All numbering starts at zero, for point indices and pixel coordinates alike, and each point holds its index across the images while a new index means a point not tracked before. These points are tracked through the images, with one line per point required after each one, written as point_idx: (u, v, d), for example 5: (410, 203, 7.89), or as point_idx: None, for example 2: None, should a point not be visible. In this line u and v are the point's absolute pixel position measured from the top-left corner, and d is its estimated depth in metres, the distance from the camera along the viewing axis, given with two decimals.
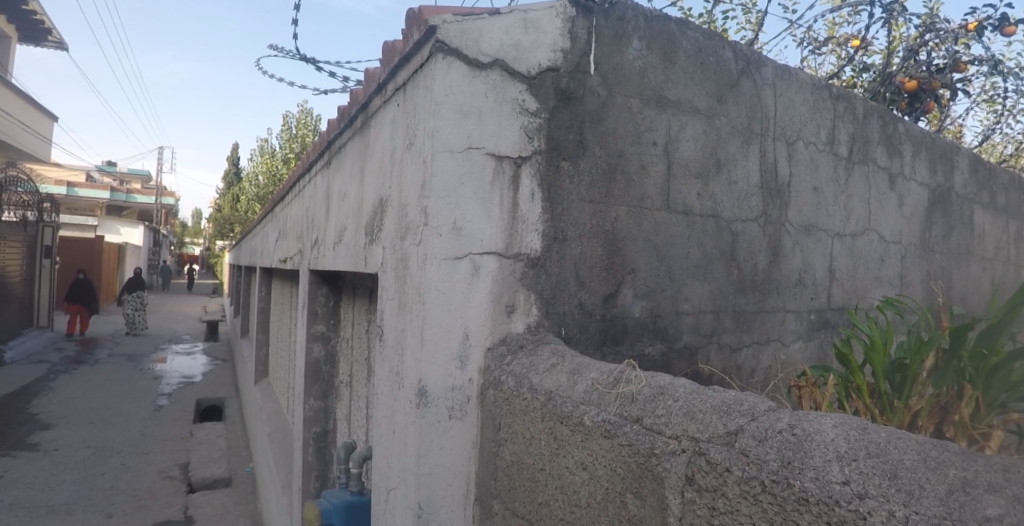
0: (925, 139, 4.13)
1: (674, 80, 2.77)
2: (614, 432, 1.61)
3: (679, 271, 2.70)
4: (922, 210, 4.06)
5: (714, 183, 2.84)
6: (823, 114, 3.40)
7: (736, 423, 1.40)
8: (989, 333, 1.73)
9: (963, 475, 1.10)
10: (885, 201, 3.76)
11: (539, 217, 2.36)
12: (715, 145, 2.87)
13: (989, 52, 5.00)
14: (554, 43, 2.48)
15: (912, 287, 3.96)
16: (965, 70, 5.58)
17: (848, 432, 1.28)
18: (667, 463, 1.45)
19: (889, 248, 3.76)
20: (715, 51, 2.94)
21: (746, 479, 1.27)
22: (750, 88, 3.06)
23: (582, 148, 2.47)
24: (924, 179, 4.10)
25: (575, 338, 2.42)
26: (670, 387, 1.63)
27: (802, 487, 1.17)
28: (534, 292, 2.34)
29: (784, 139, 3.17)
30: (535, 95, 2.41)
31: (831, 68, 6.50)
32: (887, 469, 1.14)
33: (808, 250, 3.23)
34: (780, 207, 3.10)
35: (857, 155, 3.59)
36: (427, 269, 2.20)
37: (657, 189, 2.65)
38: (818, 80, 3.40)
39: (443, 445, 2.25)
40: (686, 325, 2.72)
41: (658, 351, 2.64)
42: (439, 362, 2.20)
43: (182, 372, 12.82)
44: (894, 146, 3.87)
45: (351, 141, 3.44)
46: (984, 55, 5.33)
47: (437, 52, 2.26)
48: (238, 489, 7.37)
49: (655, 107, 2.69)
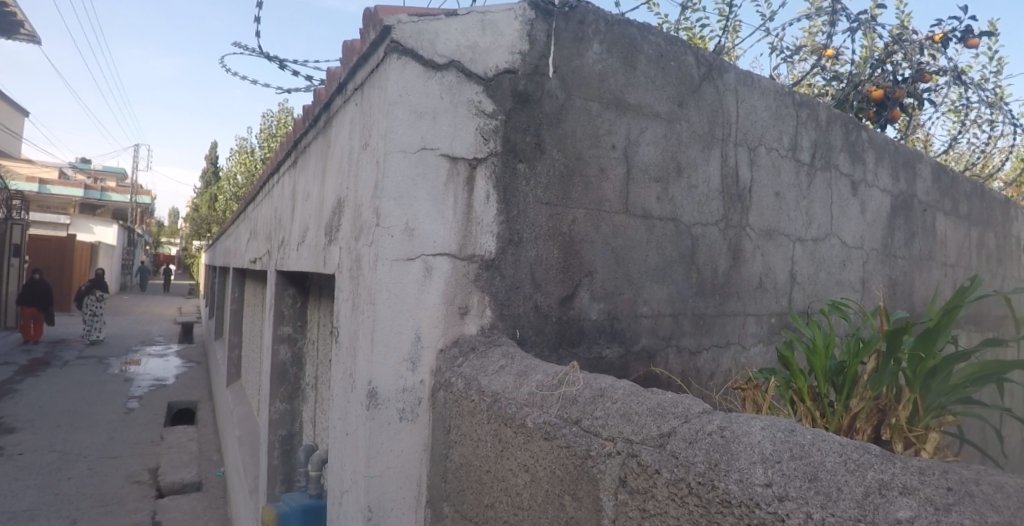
0: (888, 146, 4.20)
1: (635, 84, 2.79)
2: (553, 434, 1.61)
3: (637, 273, 2.70)
4: (885, 216, 4.13)
5: (674, 187, 2.86)
6: (785, 121, 3.43)
7: (670, 425, 1.40)
8: (925, 336, 1.70)
9: (880, 477, 1.07)
10: (848, 207, 3.81)
11: (493, 219, 2.35)
12: (675, 150, 2.88)
13: (953, 63, 5.10)
14: (512, 45, 2.48)
15: (874, 292, 4.01)
16: (931, 80, 5.72)
17: (776, 434, 1.26)
18: (602, 465, 1.45)
19: (850, 253, 3.80)
20: (678, 56, 2.95)
21: (674, 481, 1.27)
22: (713, 94, 3.08)
23: (539, 150, 2.48)
24: (886, 185, 4.16)
25: (529, 340, 2.42)
26: (610, 389, 1.64)
27: (726, 489, 1.17)
28: (488, 294, 2.34)
29: (746, 144, 3.19)
30: (491, 97, 2.41)
31: (803, 76, 6.58)
32: (809, 471, 1.13)
33: (769, 254, 3.26)
34: (740, 211, 3.12)
35: (820, 161, 3.62)
36: (378, 269, 2.19)
37: (616, 192, 2.66)
38: (781, 87, 3.43)
39: (393, 448, 2.23)
40: (643, 328, 2.73)
41: (616, 354, 2.64)
42: (390, 364, 2.19)
43: (155, 374, 12.65)
44: (858, 153, 3.92)
45: (315, 140, 3.42)
46: (948, 66, 5.46)
47: (391, 52, 2.25)
48: (208, 493, 7.27)
49: (614, 110, 2.70)
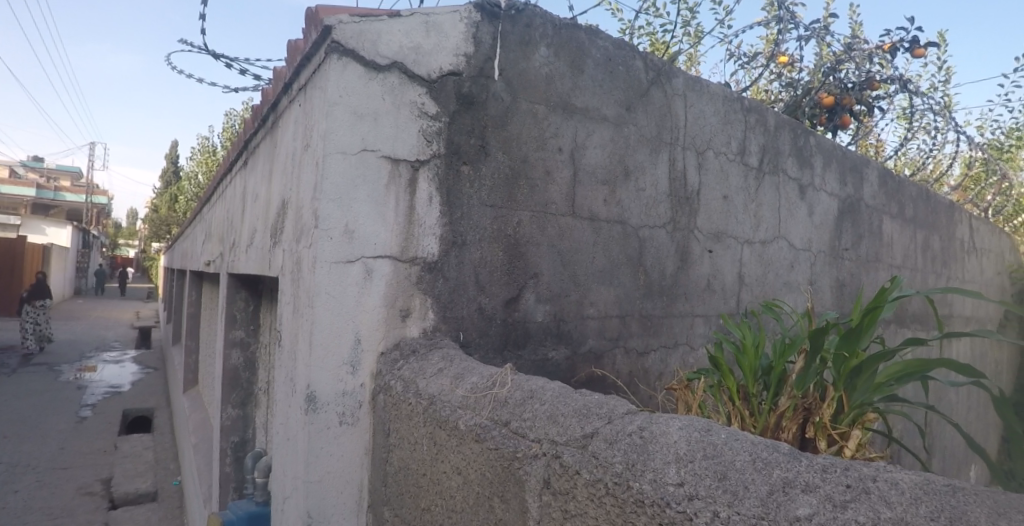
0: (835, 151, 4.29)
1: (582, 87, 2.80)
2: (483, 436, 1.62)
3: (583, 275, 2.72)
4: (832, 219, 4.22)
5: (621, 190, 2.88)
6: (734, 125, 3.48)
7: (593, 425, 1.41)
8: (848, 336, 1.70)
9: (785, 476, 1.09)
10: (796, 210, 3.88)
11: (436, 221, 2.36)
12: (622, 153, 2.90)
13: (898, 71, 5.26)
14: (457, 48, 2.48)
15: (822, 293, 4.10)
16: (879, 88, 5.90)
17: (692, 434, 1.28)
18: (528, 467, 1.46)
19: (798, 255, 3.88)
20: (626, 61, 2.98)
21: (593, 482, 1.28)
22: (661, 98, 3.11)
23: (483, 152, 2.48)
24: (834, 189, 4.26)
25: (473, 343, 2.42)
26: (540, 391, 1.65)
27: (640, 489, 1.18)
28: (431, 297, 2.34)
29: (694, 148, 3.23)
30: (434, 99, 2.40)
31: (760, 82, 6.72)
32: (719, 471, 1.15)
33: (716, 256, 3.30)
34: (688, 214, 3.16)
35: (768, 165, 3.68)
36: (316, 272, 2.17)
37: (562, 194, 2.67)
38: (729, 92, 3.47)
39: (333, 452, 2.21)
40: (590, 329, 2.74)
41: (562, 356, 2.65)
42: (329, 367, 2.18)
43: (111, 381, 12.30)
44: (806, 157, 4.01)
45: (263, 140, 3.36)
46: (894, 75, 5.65)
47: (332, 52, 2.23)
48: (163, 503, 7.09)
49: (561, 113, 2.71)
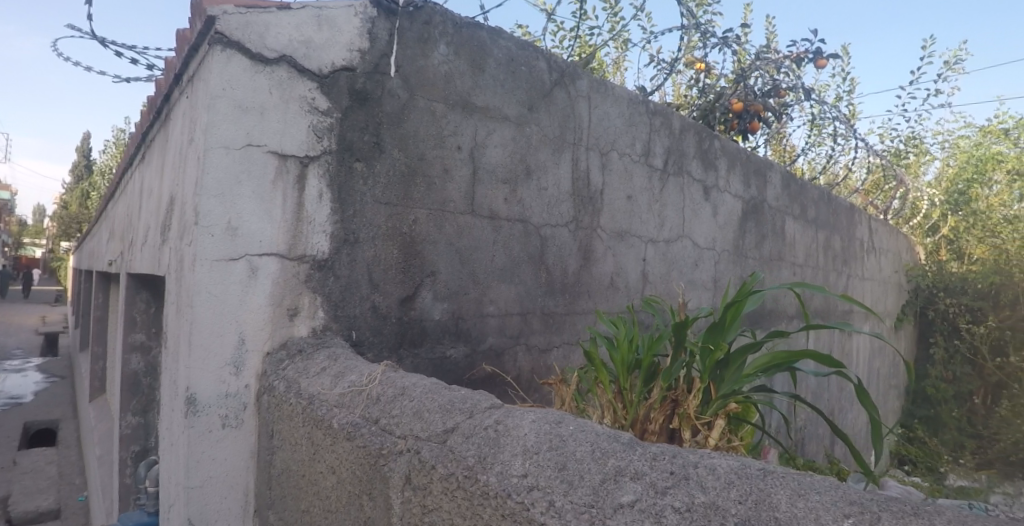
0: (739, 154, 4.47)
1: (482, 86, 2.81)
2: (354, 435, 1.61)
3: (483, 273, 2.74)
4: (735, 219, 4.39)
5: (522, 189, 2.91)
6: (639, 127, 3.55)
7: (454, 420, 1.42)
8: (714, 329, 1.75)
9: (618, 464, 1.10)
10: (700, 210, 4.01)
11: (327, 218, 2.33)
12: (524, 152, 2.93)
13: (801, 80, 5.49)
14: (351, 43, 2.44)
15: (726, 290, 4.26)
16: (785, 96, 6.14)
17: (544, 426, 1.30)
18: (392, 464, 1.46)
19: (702, 254, 4.01)
20: (528, 61, 3.00)
21: (447, 476, 1.29)
22: (564, 99, 3.15)
23: (378, 150, 2.46)
24: (737, 191, 4.43)
25: (366, 341, 2.40)
26: (412, 387, 1.65)
27: (486, 482, 1.19)
28: (321, 295, 2.31)
29: (598, 149, 3.29)
30: (326, 94, 2.37)
31: (677, 87, 6.92)
32: (560, 461, 1.16)
33: (620, 254, 3.38)
34: (591, 213, 3.22)
35: (673, 167, 3.78)
36: (195, 269, 2.10)
37: (460, 193, 2.68)
38: (634, 94, 3.55)
39: (216, 456, 2.14)
40: (490, 327, 2.77)
41: (461, 353, 2.67)
42: (210, 368, 2.11)
43: (11, 391, 11.52)
44: (711, 160, 4.14)
45: (158, 133, 3.23)
46: (798, 83, 5.90)
47: (215, 43, 2.16)
48: (66, 520, 6.70)
49: (460, 112, 2.72)
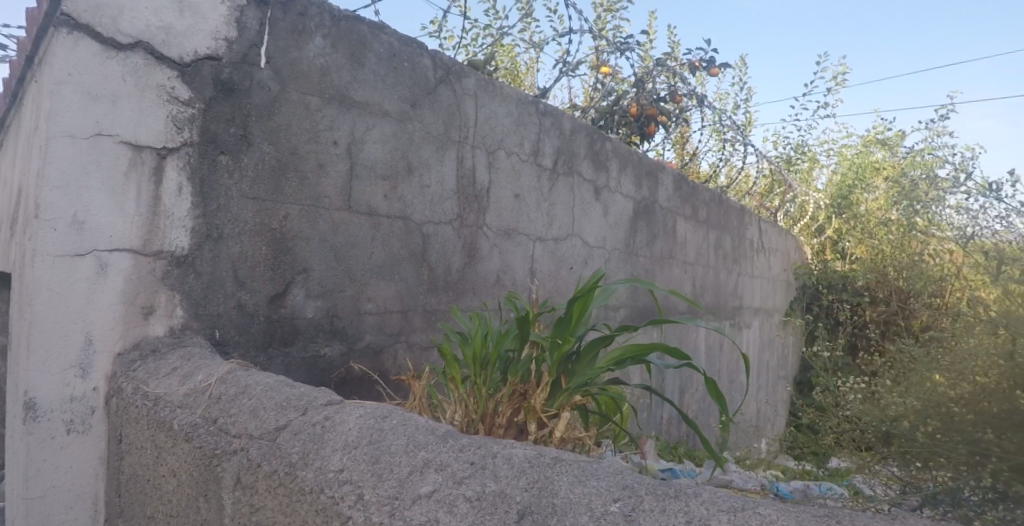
0: (631, 157, 4.61)
1: (362, 81, 2.78)
2: (191, 435, 1.56)
3: (360, 270, 2.72)
4: (626, 219, 4.54)
5: (403, 185, 2.91)
6: (527, 127, 3.61)
7: (287, 418, 1.42)
8: (561, 324, 1.80)
9: (426, 456, 1.12)
10: (590, 210, 4.12)
11: (187, 213, 2.24)
12: (405, 149, 2.93)
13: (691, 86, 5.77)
14: (216, 31, 2.36)
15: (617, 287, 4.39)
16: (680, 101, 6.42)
17: (369, 421, 1.31)
18: (225, 464, 1.43)
19: (591, 252, 4.12)
20: (411, 57, 2.99)
21: (271, 474, 1.28)
22: (449, 96, 3.16)
23: (245, 143, 2.39)
24: (629, 192, 4.58)
25: (232, 341, 2.33)
26: (252, 386, 1.64)
27: (304, 478, 1.19)
28: (179, 292, 2.22)
29: (484, 147, 3.33)
30: (188, 84, 2.27)
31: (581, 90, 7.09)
32: (374, 455, 1.17)
33: (506, 252, 3.43)
34: (476, 211, 3.25)
35: (562, 167, 3.87)
36: (34, 266, 1.95)
37: (336, 188, 2.65)
38: (524, 94, 3.60)
39: (58, 465, 2.01)
40: (368, 324, 2.76)
41: (336, 351, 2.65)
42: (50, 371, 1.96)
43: None
44: (602, 161, 4.26)
45: (11, 118, 3.00)
46: (691, 90, 6.18)
47: (60, 24, 2.01)
48: None
49: (337, 106, 2.68)
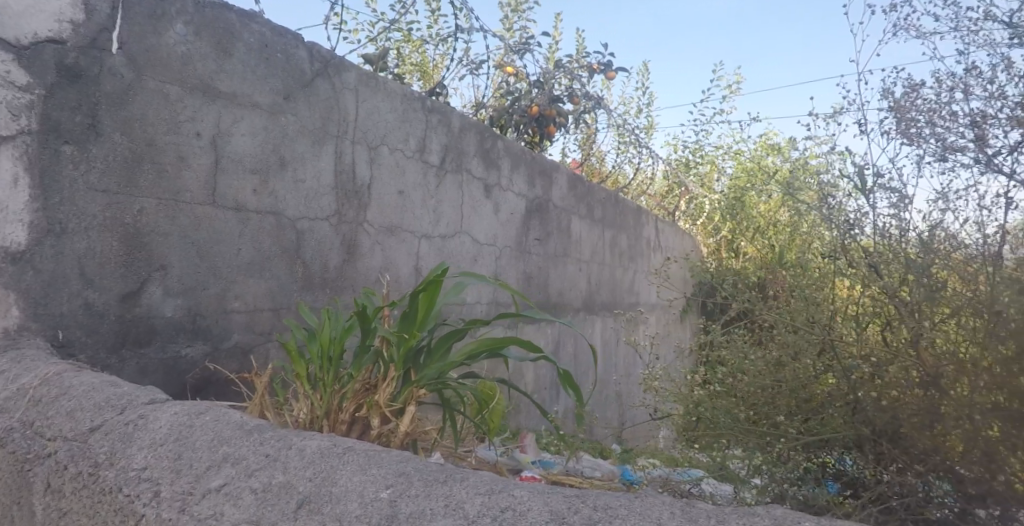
0: (524, 155, 4.67)
1: (229, 71, 2.70)
2: (4, 441, 1.47)
3: (226, 268, 2.64)
4: (519, 217, 4.60)
5: (275, 180, 2.84)
6: (413, 123, 3.61)
7: (103, 418, 1.36)
8: (406, 318, 1.78)
9: (227, 451, 1.12)
10: (480, 207, 4.16)
11: (24, 206, 2.09)
12: (277, 143, 2.86)
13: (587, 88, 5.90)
14: (59, 12, 2.21)
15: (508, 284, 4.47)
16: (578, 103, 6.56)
17: (183, 418, 1.29)
18: (36, 469, 1.35)
19: (482, 249, 4.17)
20: (285, 49, 2.93)
21: (76, 476, 1.23)
22: (327, 90, 3.12)
23: (94, 132, 2.25)
24: (521, 190, 4.64)
25: (78, 342, 2.20)
26: (75, 387, 1.56)
27: (105, 478, 1.16)
28: (16, 291, 2.07)
29: (365, 143, 3.30)
30: (25, 67, 2.12)
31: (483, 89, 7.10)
32: (176, 452, 1.16)
33: (389, 249, 3.43)
34: (356, 208, 3.23)
35: (450, 164, 3.89)
36: None
37: (199, 182, 2.56)
38: (409, 90, 3.60)
39: None
40: (235, 323, 2.69)
41: (199, 352, 2.56)
42: None
43: None
44: (492, 159, 4.30)
45: None
46: (588, 92, 6.33)
47: None
48: None
49: (200, 97, 2.58)
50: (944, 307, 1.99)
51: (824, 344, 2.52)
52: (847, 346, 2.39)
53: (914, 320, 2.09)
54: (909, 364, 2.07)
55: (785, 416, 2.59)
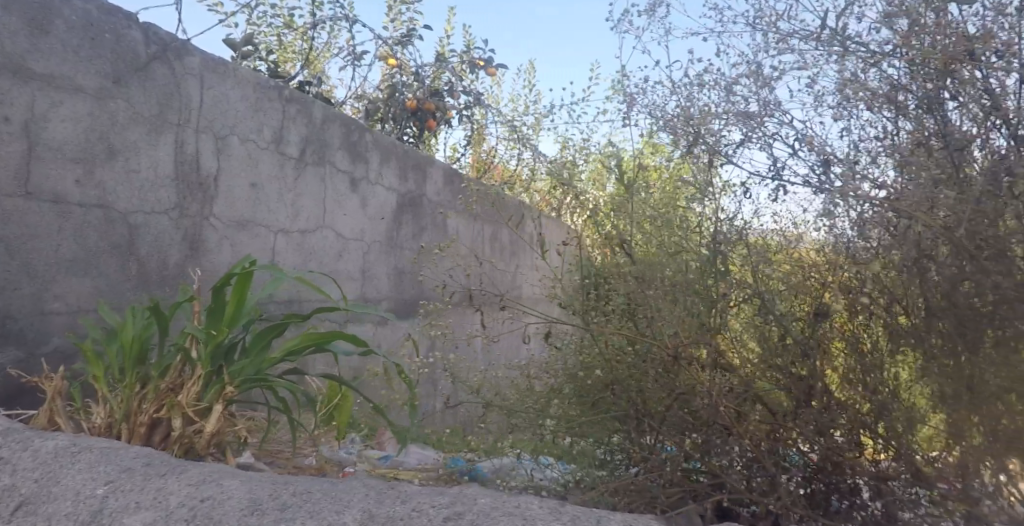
0: (396, 149, 4.57)
1: (46, 51, 2.49)
2: None
3: (42, 265, 2.44)
4: (390, 212, 4.51)
5: (102, 170, 2.66)
6: (268, 113, 3.49)
7: None
8: (211, 316, 2.03)
9: None
10: (346, 202, 4.07)
11: None
12: (106, 130, 2.68)
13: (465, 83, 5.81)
14: None
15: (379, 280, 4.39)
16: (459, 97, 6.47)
17: None
18: None
19: (348, 244, 4.08)
20: (115, 29, 2.75)
21: None
22: (166, 75, 2.95)
23: None
24: (392, 184, 4.52)
25: None
26: None
27: None
28: None
29: (211, 132, 3.16)
30: None
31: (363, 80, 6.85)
32: None
33: (240, 244, 3.31)
34: (200, 201, 3.09)
35: (311, 156, 3.79)
36: None
37: (7, 171, 2.35)
38: (263, 78, 3.47)
39: None
40: (55, 325, 2.50)
41: (10, 357, 2.36)
42: None
43: None
44: (360, 152, 4.19)
45: None
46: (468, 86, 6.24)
47: None
48: None
49: (9, 77, 2.37)
50: (920, 293, 1.89)
51: (719, 330, 2.37)
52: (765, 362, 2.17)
53: (860, 307, 2.08)
54: (873, 368, 2.07)
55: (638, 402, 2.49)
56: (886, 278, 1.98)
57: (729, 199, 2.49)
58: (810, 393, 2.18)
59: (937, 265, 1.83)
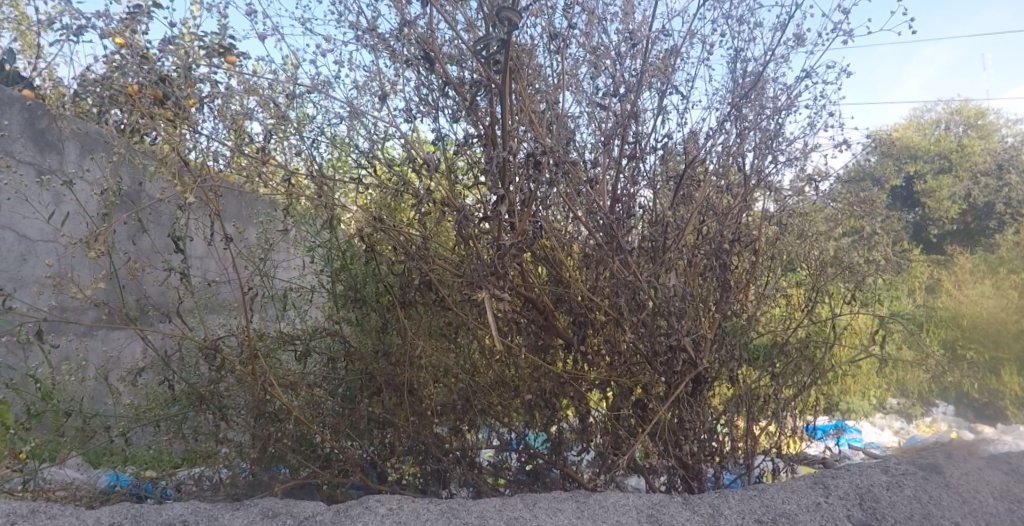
0: (68, 139, 3.48)
1: None
2: None
3: None
4: (95, 204, 3.34)
5: None
6: None
7: None
8: None
9: None
10: (31, 196, 3.28)
11: None
12: None
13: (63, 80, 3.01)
14: None
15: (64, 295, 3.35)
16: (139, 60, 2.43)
17: None
18: None
19: (35, 246, 3.30)
20: None
21: None
22: None
23: None
24: (95, 176, 3.37)
25: None
26: None
27: None
28: None
29: None
30: None
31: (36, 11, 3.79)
32: None
33: None
34: None
35: None
36: None
37: None
38: None
39: None
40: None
41: None
42: None
43: None
44: (54, 141, 3.42)
45: None
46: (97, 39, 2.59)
47: None
48: None
49: None
50: (426, 278, 2.36)
51: (355, 327, 2.59)
52: (485, 356, 2.50)
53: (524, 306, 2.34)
54: (466, 356, 2.50)
55: (230, 402, 2.56)
56: (401, 266, 2.42)
57: (405, 208, 2.43)
58: (439, 375, 2.51)
59: (621, 277, 2.41)
